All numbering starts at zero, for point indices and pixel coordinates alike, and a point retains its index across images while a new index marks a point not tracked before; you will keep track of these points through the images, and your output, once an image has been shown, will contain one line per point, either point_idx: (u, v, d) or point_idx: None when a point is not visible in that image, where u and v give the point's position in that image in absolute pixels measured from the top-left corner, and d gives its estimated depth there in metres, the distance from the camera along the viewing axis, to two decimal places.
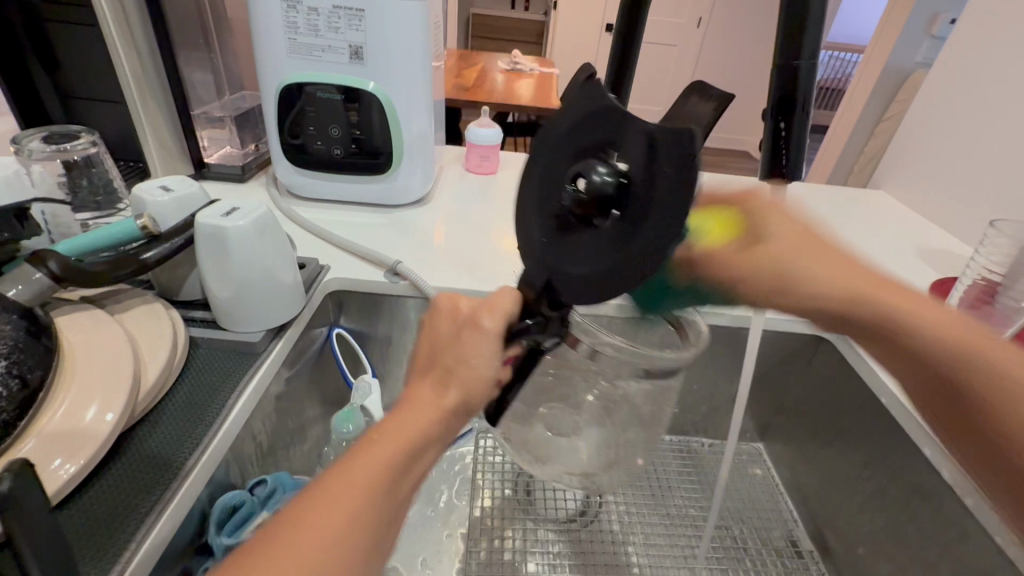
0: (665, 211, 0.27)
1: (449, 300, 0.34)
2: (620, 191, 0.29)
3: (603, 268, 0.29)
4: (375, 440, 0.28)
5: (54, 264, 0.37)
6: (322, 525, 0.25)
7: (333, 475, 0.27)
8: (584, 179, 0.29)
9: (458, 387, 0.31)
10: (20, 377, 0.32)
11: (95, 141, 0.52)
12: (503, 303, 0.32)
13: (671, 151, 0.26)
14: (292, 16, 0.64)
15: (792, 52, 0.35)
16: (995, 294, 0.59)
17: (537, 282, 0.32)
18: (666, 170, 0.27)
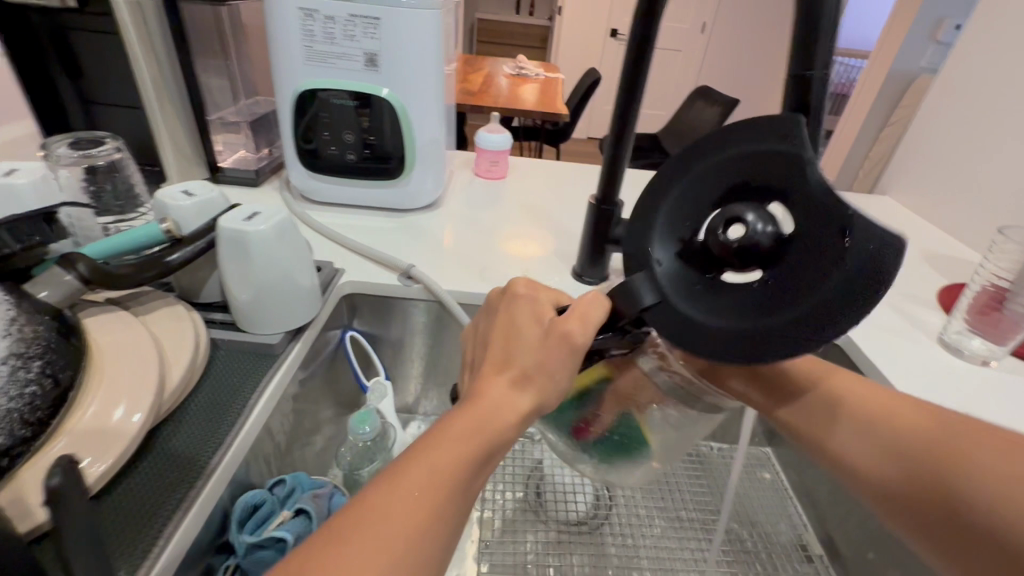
0: (829, 295, 0.25)
1: (533, 289, 0.35)
2: (775, 254, 0.27)
3: (730, 325, 0.28)
4: (448, 436, 0.29)
5: (83, 267, 0.38)
6: (398, 520, 0.26)
7: (409, 470, 0.28)
8: (743, 226, 0.28)
9: (534, 392, 0.32)
10: (53, 376, 0.33)
11: (120, 146, 0.54)
12: (594, 314, 0.32)
13: (873, 252, 0.24)
14: (309, 24, 0.65)
15: (804, 63, 0.36)
16: (1003, 301, 0.59)
17: (642, 302, 0.31)
18: (844, 257, 0.25)
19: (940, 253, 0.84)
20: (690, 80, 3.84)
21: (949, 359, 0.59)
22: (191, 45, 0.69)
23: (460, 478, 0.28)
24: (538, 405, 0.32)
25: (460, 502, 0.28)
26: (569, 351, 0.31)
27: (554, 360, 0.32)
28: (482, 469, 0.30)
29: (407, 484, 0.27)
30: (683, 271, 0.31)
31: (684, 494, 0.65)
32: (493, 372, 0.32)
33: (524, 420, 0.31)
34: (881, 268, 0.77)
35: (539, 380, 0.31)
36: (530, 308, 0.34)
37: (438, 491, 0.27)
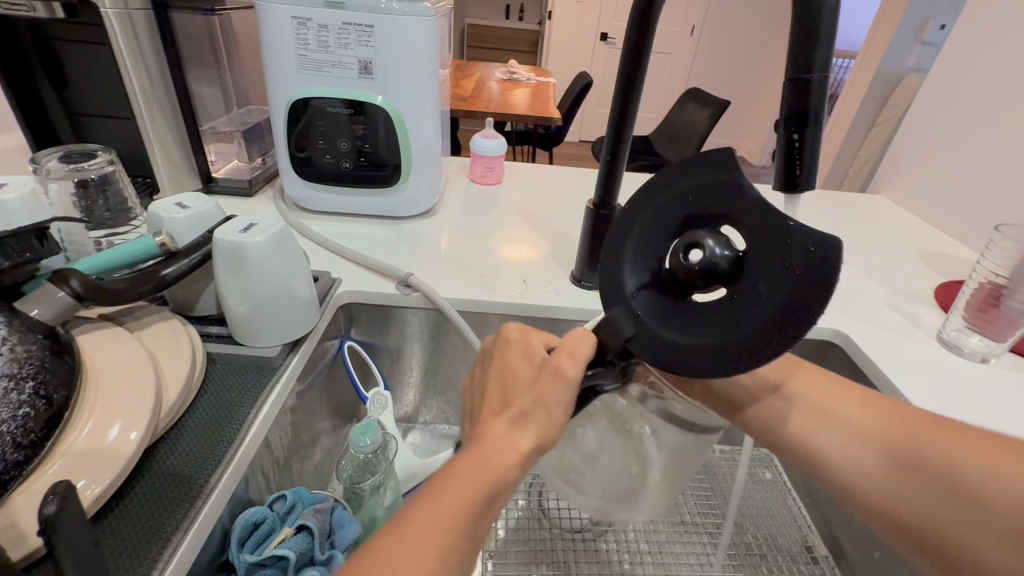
0: (776, 307, 0.25)
1: (520, 332, 0.36)
2: (734, 271, 0.28)
3: (706, 342, 0.27)
4: (455, 480, 0.28)
5: (76, 283, 0.37)
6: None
7: (413, 521, 0.27)
8: (698, 250, 0.28)
9: (533, 430, 0.30)
10: (46, 397, 0.32)
11: (112, 159, 0.53)
12: (582, 349, 0.31)
13: (812, 258, 0.25)
14: (302, 32, 0.64)
15: (804, 66, 0.36)
16: (1000, 297, 0.59)
17: (620, 333, 0.31)
18: (790, 269, 0.26)
19: (936, 251, 0.84)
20: (680, 83, 3.87)
21: (949, 358, 0.60)
22: (182, 54, 0.68)
23: (466, 526, 0.28)
24: (541, 443, 0.30)
25: (470, 545, 0.28)
26: (564, 388, 0.30)
27: (558, 394, 0.30)
28: (489, 513, 0.29)
29: (413, 537, 0.27)
30: (657, 302, 0.31)
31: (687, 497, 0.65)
32: (492, 416, 0.31)
33: (527, 459, 0.30)
34: (877, 267, 0.77)
35: (538, 417, 0.30)
36: (522, 352, 0.34)
37: (444, 544, 0.27)
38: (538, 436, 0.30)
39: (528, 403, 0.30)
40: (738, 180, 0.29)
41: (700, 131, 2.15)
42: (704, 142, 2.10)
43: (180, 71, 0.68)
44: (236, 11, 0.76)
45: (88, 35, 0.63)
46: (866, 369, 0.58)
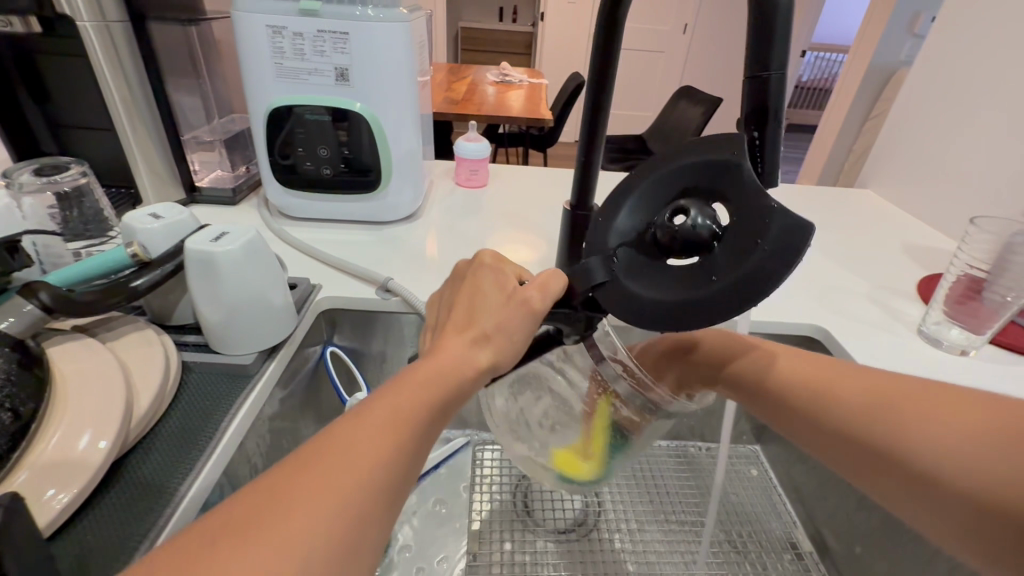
0: (741, 277, 0.26)
1: (496, 261, 0.37)
2: (713, 242, 0.28)
3: (674, 299, 0.28)
4: (415, 381, 0.30)
5: (44, 296, 0.38)
6: (361, 458, 0.27)
7: (369, 414, 0.29)
8: (682, 217, 0.28)
9: (492, 349, 0.32)
10: (13, 410, 0.32)
11: (85, 171, 0.53)
12: (554, 284, 0.33)
13: (783, 236, 0.26)
14: (278, 41, 0.65)
15: (760, 65, 0.36)
16: (981, 289, 0.60)
17: (594, 279, 0.31)
18: (762, 248, 0.26)
19: (921, 244, 0.84)
20: (674, 81, 3.87)
21: (930, 350, 0.59)
22: (161, 65, 0.69)
23: (421, 426, 0.30)
24: (496, 362, 0.33)
25: (421, 443, 0.30)
26: (529, 318, 0.32)
27: (520, 322, 0.32)
28: (441, 418, 0.31)
29: (370, 427, 0.28)
30: (633, 260, 0.31)
31: (672, 493, 0.65)
32: (454, 331, 0.33)
33: (481, 374, 0.32)
34: (861, 261, 0.77)
35: (497, 341, 0.32)
36: (495, 278, 0.36)
37: (397, 433, 0.28)
38: (496, 355, 0.32)
39: (491, 324, 0.32)
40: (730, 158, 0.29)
41: (692, 129, 2.15)
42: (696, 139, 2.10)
43: (160, 82, 0.69)
44: (216, 21, 0.76)
45: (66, 49, 0.63)
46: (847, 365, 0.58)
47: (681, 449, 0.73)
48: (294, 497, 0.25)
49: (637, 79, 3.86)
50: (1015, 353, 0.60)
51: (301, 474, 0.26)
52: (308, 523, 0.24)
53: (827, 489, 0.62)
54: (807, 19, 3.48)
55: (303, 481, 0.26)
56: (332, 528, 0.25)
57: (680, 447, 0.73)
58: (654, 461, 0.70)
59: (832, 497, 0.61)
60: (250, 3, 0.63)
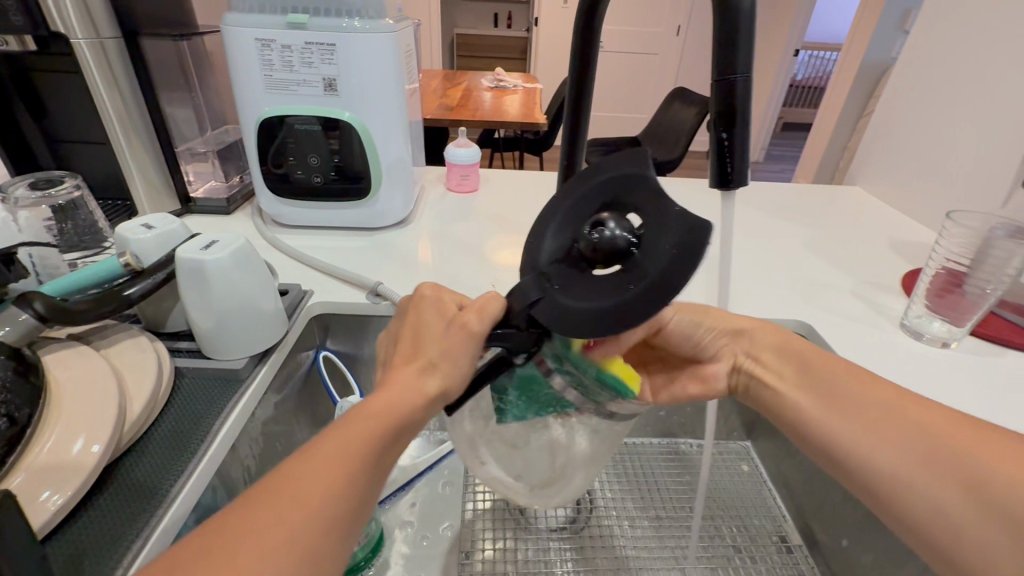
0: (655, 277, 0.27)
1: (436, 291, 0.37)
2: (632, 250, 0.29)
3: (602, 305, 0.28)
4: (364, 415, 0.31)
5: (38, 305, 0.39)
6: (307, 496, 0.28)
7: (316, 453, 0.30)
8: (599, 231, 0.30)
9: (439, 376, 0.32)
10: (9, 415, 0.34)
11: (79, 184, 0.55)
12: (492, 308, 0.32)
13: (688, 231, 0.27)
14: (267, 54, 0.66)
15: (727, 67, 0.38)
16: (961, 282, 0.61)
17: (530, 296, 0.31)
18: (668, 248, 0.27)
19: (907, 239, 0.85)
20: (668, 83, 3.89)
21: (911, 344, 0.60)
22: (154, 80, 0.70)
23: (371, 457, 0.30)
24: (445, 389, 0.32)
25: (374, 475, 0.30)
26: (470, 342, 0.32)
27: (463, 347, 0.32)
28: (391, 449, 0.31)
29: (316, 468, 0.29)
30: (565, 273, 0.32)
31: (662, 490, 0.66)
32: (401, 362, 0.33)
33: (431, 403, 0.32)
34: (846, 257, 0.78)
35: (443, 368, 0.32)
36: (435, 309, 0.35)
37: (344, 470, 0.29)
38: (444, 381, 0.32)
39: (435, 351, 0.33)
40: (641, 171, 0.32)
41: (686, 130, 2.17)
42: (690, 140, 2.11)
43: (152, 96, 0.70)
44: (207, 36, 0.78)
45: (61, 66, 0.65)
46: None
47: (672, 446, 0.73)
48: (241, 541, 0.26)
49: (632, 82, 3.88)
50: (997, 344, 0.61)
51: (253, 516, 0.27)
52: (257, 560, 0.26)
53: (815, 482, 0.62)
54: (798, 19, 3.50)
55: (249, 526, 0.27)
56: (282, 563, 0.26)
57: (671, 444, 0.74)
58: (644, 459, 0.70)
59: (820, 489, 0.61)
60: (239, 18, 0.65)
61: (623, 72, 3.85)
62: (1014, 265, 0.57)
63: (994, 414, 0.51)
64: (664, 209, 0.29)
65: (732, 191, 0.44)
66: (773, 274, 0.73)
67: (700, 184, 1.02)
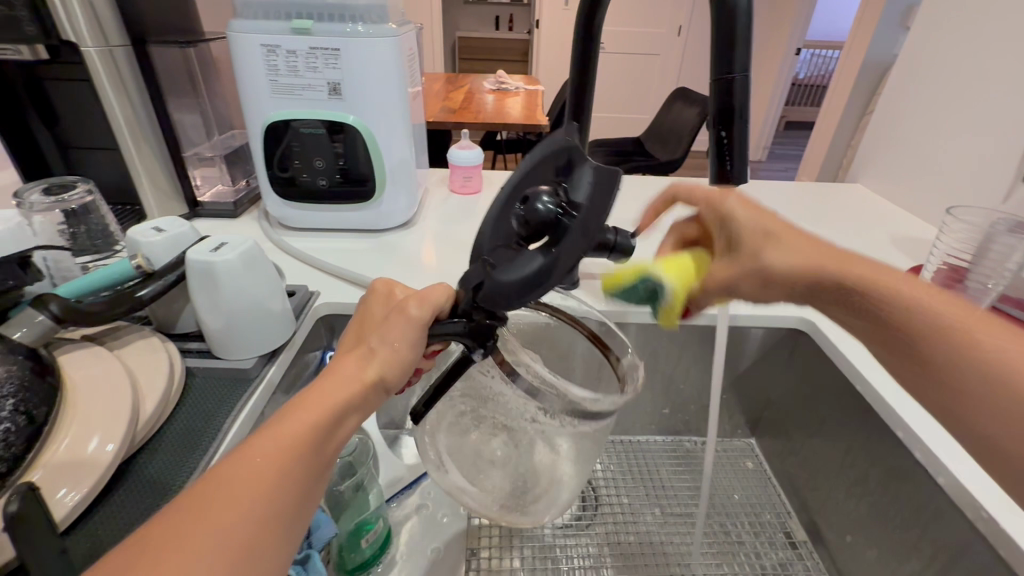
0: (575, 242, 0.28)
1: (385, 285, 0.38)
2: (561, 220, 0.29)
3: (528, 273, 0.29)
4: (299, 409, 0.31)
5: (55, 306, 0.40)
6: (240, 495, 0.27)
7: (253, 449, 0.29)
8: (530, 205, 0.29)
9: (378, 363, 0.33)
10: (27, 414, 0.34)
11: (91, 189, 0.57)
12: (434, 296, 0.35)
13: (600, 190, 0.28)
14: (272, 59, 0.67)
15: (725, 67, 0.39)
16: (963, 277, 0.62)
17: (473, 283, 0.32)
18: (587, 212, 0.28)
19: (910, 236, 0.86)
20: (670, 83, 3.89)
21: None
22: (161, 85, 0.71)
23: (310, 452, 0.30)
24: (384, 377, 0.33)
25: (311, 471, 0.30)
26: (409, 326, 0.34)
27: (404, 332, 0.34)
28: (331, 441, 0.31)
29: (260, 454, 0.28)
30: (496, 251, 0.31)
31: (666, 487, 0.67)
32: (346, 353, 0.35)
33: (370, 389, 0.33)
34: (848, 254, 0.78)
35: (382, 353, 0.33)
36: (382, 299, 0.38)
37: (291, 454, 0.29)
38: (383, 368, 0.33)
39: (375, 340, 0.34)
40: (566, 146, 0.32)
41: (689, 130, 2.17)
42: (693, 140, 2.12)
43: (161, 102, 0.71)
44: (213, 42, 0.79)
45: (72, 73, 0.66)
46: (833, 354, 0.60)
47: (676, 443, 0.74)
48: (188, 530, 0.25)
49: (634, 82, 3.88)
50: None
51: (199, 503, 0.26)
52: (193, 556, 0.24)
53: (819, 478, 0.63)
54: (799, 18, 3.50)
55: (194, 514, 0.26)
56: (231, 547, 0.26)
57: (675, 442, 0.74)
58: (648, 457, 0.71)
59: (825, 485, 0.62)
60: (246, 25, 0.66)
61: (625, 73, 3.85)
62: (1013, 261, 0.57)
63: None
64: (585, 173, 0.30)
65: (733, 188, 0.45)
66: None
67: (702, 183, 1.02)
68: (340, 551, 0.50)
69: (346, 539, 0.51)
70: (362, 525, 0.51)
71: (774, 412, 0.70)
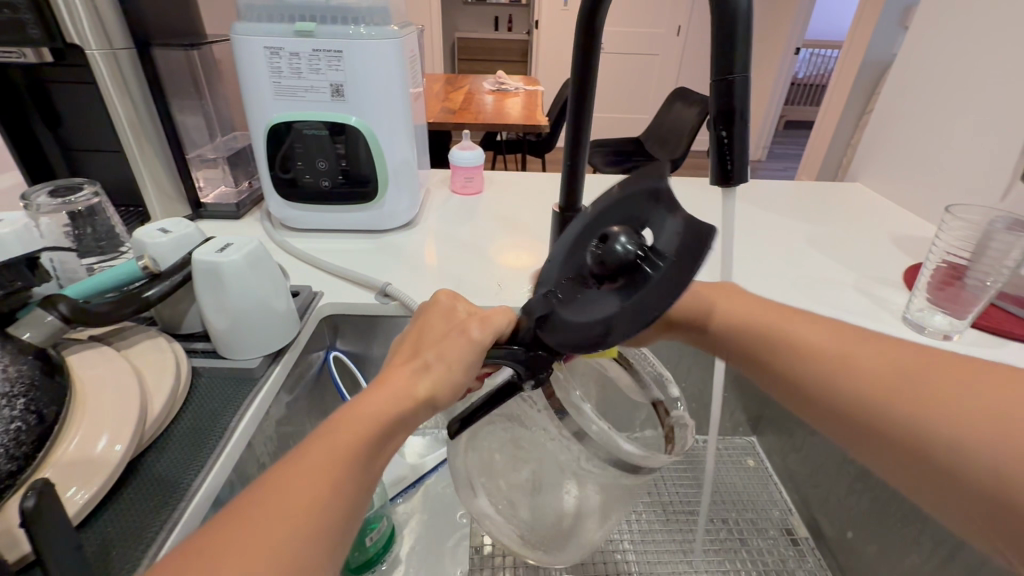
0: (647, 294, 0.26)
1: (449, 298, 0.38)
2: (639, 265, 0.28)
3: (594, 319, 0.29)
4: (342, 425, 0.30)
5: (64, 307, 0.41)
6: (281, 517, 0.27)
7: (293, 469, 0.28)
8: (608, 245, 0.29)
9: (430, 380, 0.33)
10: (37, 413, 0.35)
11: (98, 191, 0.57)
12: (498, 319, 0.34)
13: (687, 245, 0.27)
14: (275, 62, 0.68)
15: (726, 67, 0.40)
16: (961, 276, 0.62)
17: (536, 312, 0.33)
18: (672, 265, 0.27)
19: (908, 234, 0.86)
20: (669, 82, 3.90)
21: (914, 335, 0.61)
22: (165, 87, 0.72)
23: (351, 472, 0.29)
24: (434, 396, 0.33)
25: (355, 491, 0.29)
26: (468, 347, 0.33)
27: (461, 353, 0.33)
28: (375, 458, 0.31)
29: (314, 465, 0.28)
30: (572, 287, 0.32)
31: (670, 485, 0.67)
32: (398, 363, 0.34)
33: (418, 408, 0.32)
34: (847, 252, 0.79)
35: (437, 370, 0.33)
36: (443, 313, 0.37)
37: (330, 476, 0.28)
38: (435, 387, 0.33)
39: (433, 356, 0.33)
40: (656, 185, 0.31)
41: (688, 129, 2.18)
42: (692, 139, 2.12)
43: (164, 105, 0.72)
44: (216, 44, 0.79)
45: (76, 76, 0.66)
46: None
47: None
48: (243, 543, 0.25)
49: (633, 82, 3.89)
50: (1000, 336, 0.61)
51: (252, 513, 0.27)
52: None
53: (819, 475, 0.63)
54: (798, 18, 3.51)
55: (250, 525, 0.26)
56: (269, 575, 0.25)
57: (676, 439, 0.74)
58: None
59: (826, 482, 0.62)
60: (248, 26, 0.66)
61: (624, 72, 3.86)
62: (1012, 257, 0.59)
63: None
64: (673, 220, 0.29)
65: (733, 187, 0.46)
66: (776, 269, 0.73)
67: (701, 182, 1.03)
68: (344, 548, 0.51)
69: (351, 538, 0.51)
70: (367, 525, 0.52)
71: (774, 410, 0.71)
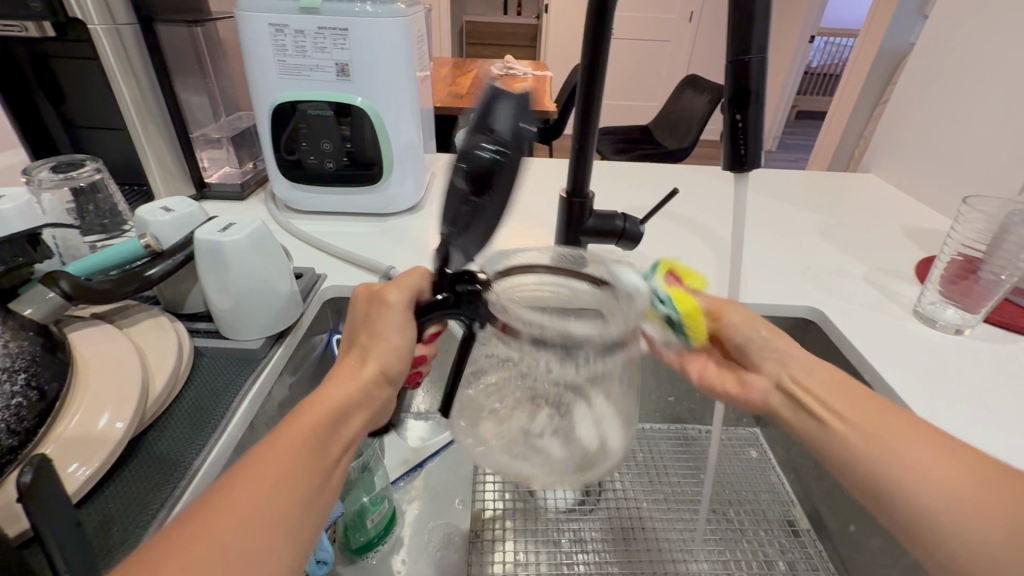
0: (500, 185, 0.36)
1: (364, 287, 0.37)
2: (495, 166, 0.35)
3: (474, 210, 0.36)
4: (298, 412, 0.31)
5: (65, 283, 0.40)
6: (248, 500, 0.27)
7: (254, 460, 0.28)
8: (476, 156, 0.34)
9: (375, 360, 0.34)
10: (39, 389, 0.35)
11: (100, 168, 0.57)
12: (411, 280, 0.36)
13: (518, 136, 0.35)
14: (280, 39, 0.67)
15: (742, 48, 0.39)
16: (976, 268, 0.61)
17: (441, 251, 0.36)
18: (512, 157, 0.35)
19: (922, 227, 0.84)
20: (680, 71, 3.84)
21: (926, 331, 0.60)
22: (169, 64, 0.71)
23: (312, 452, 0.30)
24: (383, 372, 0.34)
25: (319, 470, 0.30)
26: (393, 313, 0.34)
27: (392, 323, 0.34)
28: (332, 438, 0.31)
29: (270, 460, 0.29)
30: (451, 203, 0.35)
31: (670, 473, 0.67)
32: (341, 357, 0.35)
33: (368, 387, 0.33)
34: (859, 244, 0.77)
35: (376, 349, 0.34)
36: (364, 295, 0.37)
37: (294, 459, 0.29)
38: (381, 364, 0.34)
39: (368, 339, 0.34)
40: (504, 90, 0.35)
41: (699, 117, 2.14)
42: (702, 128, 2.09)
43: (169, 83, 0.71)
44: (221, 21, 0.78)
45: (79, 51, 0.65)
46: (841, 345, 0.59)
47: (680, 431, 0.74)
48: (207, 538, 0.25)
49: (643, 69, 3.83)
50: (1011, 331, 0.60)
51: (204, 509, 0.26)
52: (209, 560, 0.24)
53: (823, 467, 0.63)
54: (814, 5, 3.43)
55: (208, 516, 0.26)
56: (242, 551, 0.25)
57: (679, 429, 0.74)
58: (653, 443, 0.71)
59: (829, 474, 0.62)
60: (254, 3, 0.65)
61: (635, 59, 3.79)
62: None
63: (1012, 400, 0.50)
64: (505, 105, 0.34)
65: (745, 174, 0.45)
66: (785, 260, 0.72)
67: (711, 171, 1.01)
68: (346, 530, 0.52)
69: (351, 520, 0.51)
70: (367, 507, 0.52)
71: None
